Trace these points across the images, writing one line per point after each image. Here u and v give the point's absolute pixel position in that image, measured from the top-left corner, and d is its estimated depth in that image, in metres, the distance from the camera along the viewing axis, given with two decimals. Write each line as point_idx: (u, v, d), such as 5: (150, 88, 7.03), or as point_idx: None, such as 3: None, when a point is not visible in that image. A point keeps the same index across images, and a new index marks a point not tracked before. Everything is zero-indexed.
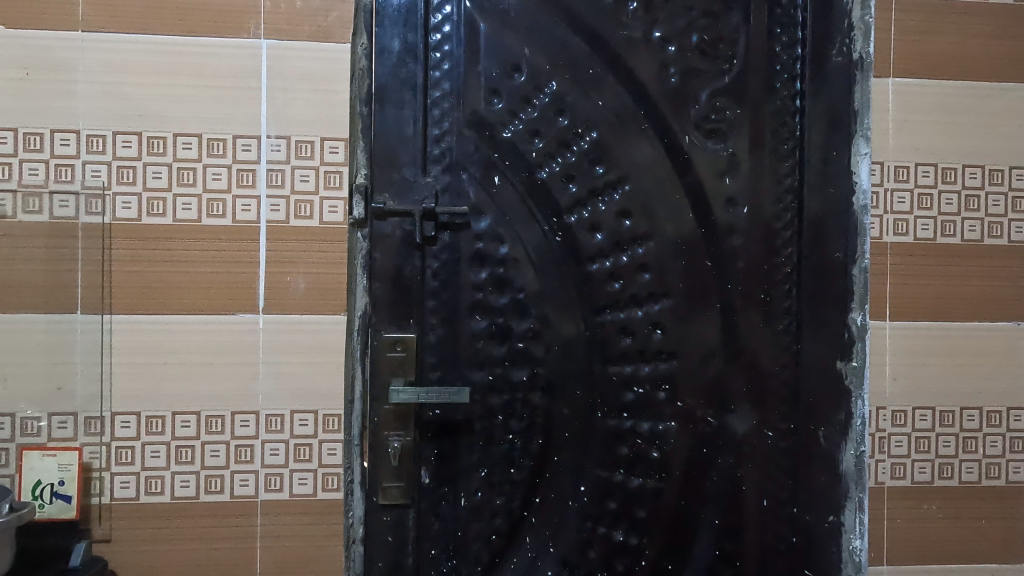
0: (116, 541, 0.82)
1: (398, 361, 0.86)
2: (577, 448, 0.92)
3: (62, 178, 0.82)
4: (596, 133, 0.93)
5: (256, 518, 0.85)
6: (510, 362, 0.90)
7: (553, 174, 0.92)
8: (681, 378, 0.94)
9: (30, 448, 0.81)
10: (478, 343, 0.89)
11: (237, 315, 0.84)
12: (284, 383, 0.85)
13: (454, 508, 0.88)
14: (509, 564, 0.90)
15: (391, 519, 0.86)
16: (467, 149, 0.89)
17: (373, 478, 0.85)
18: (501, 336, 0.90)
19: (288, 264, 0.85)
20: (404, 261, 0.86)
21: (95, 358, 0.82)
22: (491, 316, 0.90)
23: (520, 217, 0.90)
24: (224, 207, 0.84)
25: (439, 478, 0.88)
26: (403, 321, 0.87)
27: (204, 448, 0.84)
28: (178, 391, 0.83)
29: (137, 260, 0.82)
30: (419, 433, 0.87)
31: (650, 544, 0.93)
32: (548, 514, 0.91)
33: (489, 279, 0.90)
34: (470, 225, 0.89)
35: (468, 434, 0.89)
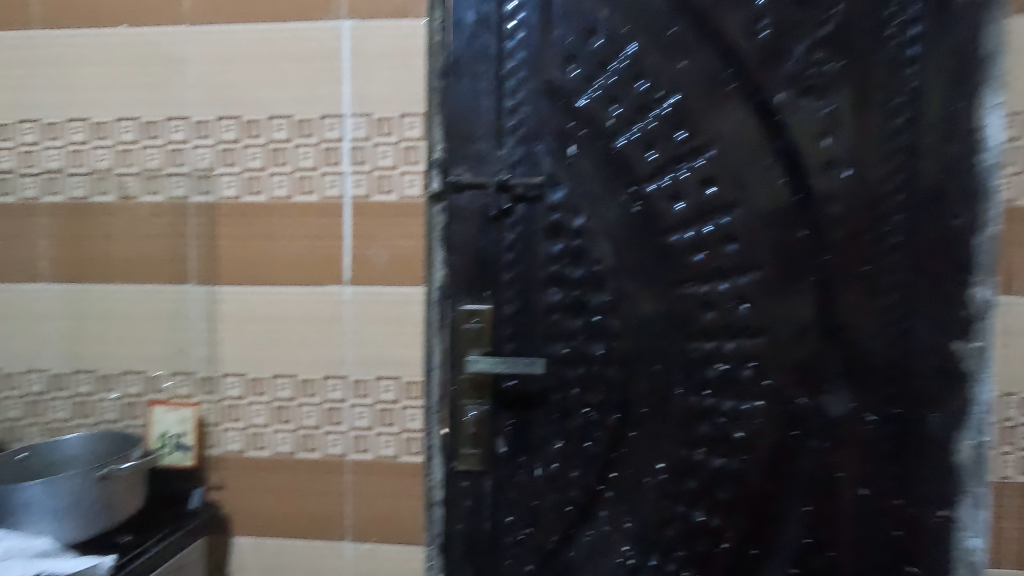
0: (227, 489, 0.91)
1: (475, 332, 0.88)
2: (654, 424, 0.89)
3: (176, 161, 0.90)
4: (678, 96, 0.88)
5: (345, 474, 0.90)
6: (586, 335, 0.89)
7: (631, 141, 0.89)
8: (769, 356, 0.88)
9: (156, 403, 0.91)
10: (553, 315, 0.89)
11: (325, 287, 0.89)
12: (369, 351, 0.89)
13: (530, 477, 0.89)
14: (582, 538, 0.90)
15: (469, 485, 0.89)
16: (542, 119, 0.88)
17: (451, 445, 0.88)
18: (577, 309, 0.89)
19: (370, 237, 0.88)
20: (482, 233, 0.88)
21: (207, 324, 0.91)
22: (567, 288, 0.89)
23: (597, 188, 0.89)
24: (314, 184, 0.89)
25: (515, 447, 0.89)
26: (479, 292, 0.88)
27: (299, 409, 0.90)
28: (276, 357, 0.90)
29: (239, 235, 0.90)
30: (495, 403, 0.89)
31: (731, 527, 0.90)
32: (623, 490, 0.90)
33: (564, 252, 0.89)
34: (545, 197, 0.89)
35: (544, 405, 0.89)
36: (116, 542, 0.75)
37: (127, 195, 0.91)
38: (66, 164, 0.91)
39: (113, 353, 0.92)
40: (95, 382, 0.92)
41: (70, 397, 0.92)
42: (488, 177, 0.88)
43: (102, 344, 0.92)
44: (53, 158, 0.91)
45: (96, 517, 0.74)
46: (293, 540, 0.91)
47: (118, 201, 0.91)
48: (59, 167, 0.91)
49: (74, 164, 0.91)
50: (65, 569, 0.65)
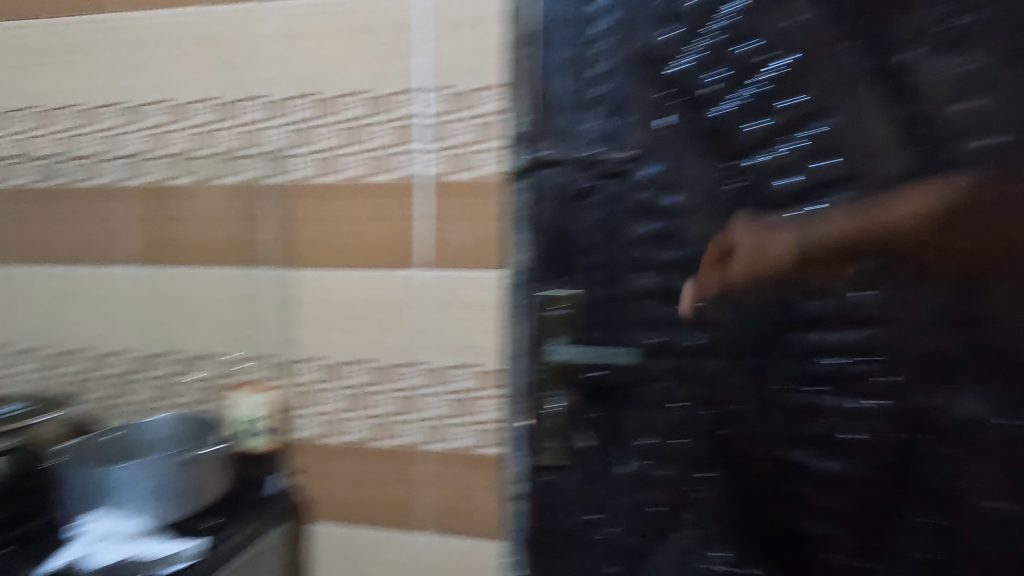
0: (304, 474, 0.90)
1: (558, 319, 0.82)
2: (755, 419, 0.80)
3: (251, 142, 0.88)
4: (793, 55, 0.73)
5: (422, 464, 0.88)
6: (679, 323, 0.81)
7: (728, 112, 0.77)
8: (890, 349, 0.74)
9: (235, 387, 0.89)
10: (643, 302, 0.81)
11: (404, 271, 0.86)
12: (447, 337, 0.86)
13: (616, 475, 0.83)
14: (673, 541, 0.84)
15: (551, 480, 0.83)
16: (631, 87, 0.79)
17: (533, 437, 0.84)
18: (669, 295, 0.81)
19: (450, 218, 0.85)
20: (565, 213, 0.81)
21: (284, 308, 0.89)
22: (658, 273, 0.81)
23: (694, 162, 0.79)
24: (391, 163, 0.85)
25: (602, 441, 0.83)
26: (561, 276, 0.82)
27: (377, 395, 0.88)
28: (352, 341, 0.88)
29: (316, 218, 0.87)
30: (579, 395, 0.82)
31: (845, 542, 0.77)
32: (719, 491, 0.82)
33: (654, 233, 0.81)
34: (635, 173, 0.80)
35: (632, 398, 0.82)
36: (202, 525, 0.75)
37: (205, 177, 0.90)
38: (147, 147, 0.91)
39: (194, 336, 0.92)
40: (180, 363, 0.93)
41: (155, 379, 0.94)
42: (573, 152, 0.80)
43: (184, 327, 0.92)
44: (133, 142, 0.91)
45: (184, 501, 0.74)
46: (370, 530, 0.89)
47: (197, 183, 0.90)
48: (140, 151, 0.91)
49: (154, 147, 0.91)
50: (158, 552, 0.67)
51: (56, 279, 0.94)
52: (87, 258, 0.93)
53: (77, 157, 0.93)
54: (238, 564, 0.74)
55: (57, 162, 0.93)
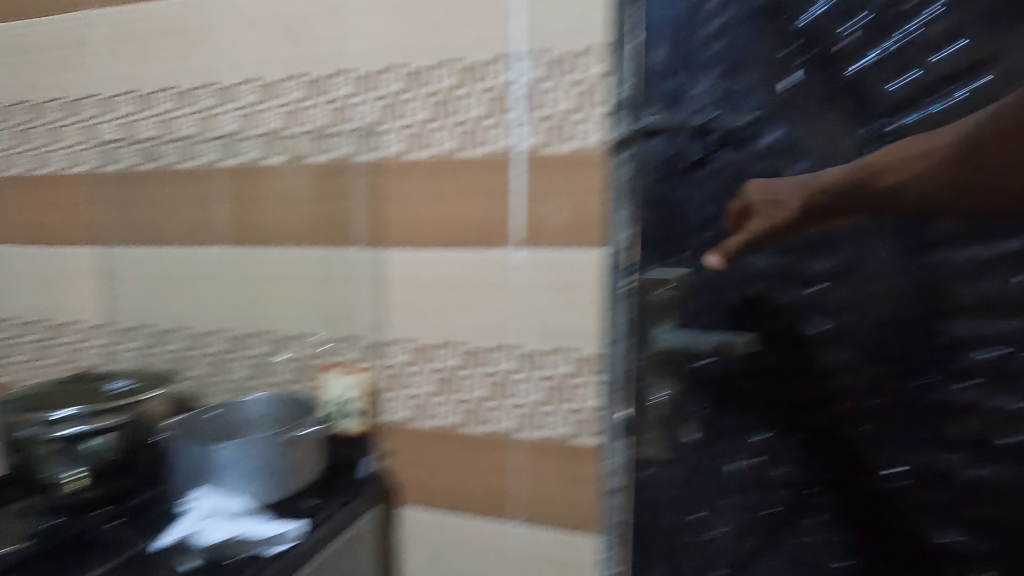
0: (395, 458, 0.89)
1: (661, 303, 0.77)
2: (857, 407, 0.73)
3: (341, 118, 0.86)
4: (942, 6, 0.65)
5: (514, 453, 0.84)
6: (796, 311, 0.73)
7: (868, 67, 0.67)
8: (952, 314, 0.68)
9: (331, 366, 0.89)
10: (756, 287, 0.74)
11: (496, 249, 0.81)
12: (543, 320, 0.81)
13: (722, 469, 0.78)
14: (791, 543, 0.76)
15: (654, 472, 0.80)
16: (749, 49, 0.72)
17: (633, 427, 0.79)
18: (786, 280, 0.73)
19: (546, 192, 0.79)
20: (672, 189, 0.76)
21: (375, 289, 0.88)
22: (773, 255, 0.74)
23: (819, 132, 0.70)
24: (485, 135, 0.80)
25: (708, 433, 0.78)
26: (666, 257, 0.77)
27: (469, 379, 0.84)
28: (443, 323, 0.85)
29: (406, 195, 0.84)
30: (684, 383, 0.77)
31: (945, 524, 0.72)
32: (841, 488, 0.74)
33: (770, 212, 0.73)
34: (753, 145, 0.73)
35: (740, 390, 0.76)
36: (299, 507, 0.75)
37: (297, 156, 0.89)
38: (241, 127, 0.91)
39: (286, 316, 0.92)
40: (272, 343, 0.93)
41: (249, 358, 0.95)
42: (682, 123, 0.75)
43: (277, 307, 0.92)
44: (229, 121, 0.91)
45: (283, 482, 0.74)
46: (462, 517, 0.87)
47: (289, 162, 0.89)
48: (234, 130, 0.91)
49: (248, 126, 0.91)
50: (260, 534, 0.67)
51: (159, 259, 0.97)
52: (186, 238, 0.95)
53: (176, 138, 0.94)
54: (331, 551, 0.73)
55: (159, 145, 0.95)
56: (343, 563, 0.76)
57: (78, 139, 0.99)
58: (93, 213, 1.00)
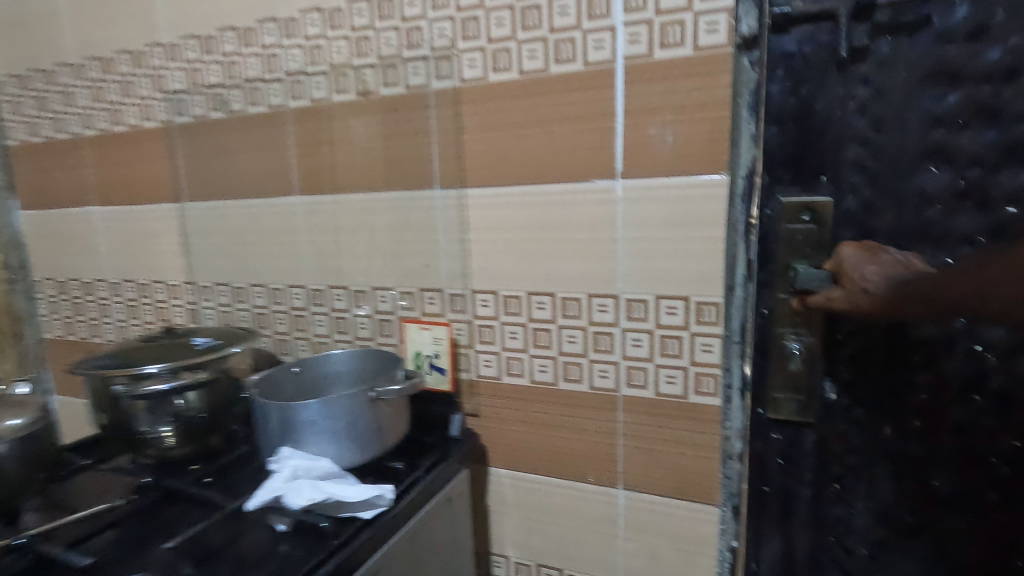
0: (483, 416, 0.82)
1: (802, 235, 0.64)
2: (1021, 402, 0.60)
3: (413, 42, 0.77)
4: None
5: (616, 413, 0.75)
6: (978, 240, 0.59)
7: None
8: None
9: (409, 321, 0.84)
10: (930, 212, 0.60)
11: (593, 182, 0.70)
12: (651, 262, 0.69)
13: (872, 429, 0.65)
14: (954, 513, 0.64)
15: (785, 433, 0.69)
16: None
17: (761, 383, 0.69)
18: (968, 201, 0.58)
19: (650, 111, 0.66)
20: (817, 96, 0.62)
21: (455, 234, 0.79)
22: (953, 168, 0.58)
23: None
24: (575, 48, 0.68)
25: (854, 390, 0.65)
26: (811, 181, 0.64)
27: (562, 332, 0.75)
28: (532, 269, 0.75)
29: (486, 126, 0.74)
30: (825, 333, 0.65)
31: None
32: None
33: (958, 111, 0.57)
34: (927, 32, 0.57)
35: (898, 342, 0.63)
36: (389, 468, 0.70)
37: (366, 89, 0.81)
38: (306, 63, 0.83)
39: (362, 268, 0.86)
40: (348, 298, 0.88)
41: (327, 313, 0.90)
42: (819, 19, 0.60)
43: (354, 257, 0.87)
44: (293, 58, 0.84)
45: (369, 442, 0.68)
46: (558, 480, 0.80)
47: (358, 98, 0.81)
48: (299, 67, 0.84)
49: (313, 61, 0.83)
50: (348, 497, 0.60)
51: (235, 212, 0.94)
52: (260, 189, 0.91)
53: (242, 83, 0.88)
54: (423, 516, 0.68)
55: (226, 91, 0.90)
56: (435, 529, 0.71)
57: (148, 92, 0.96)
58: (168, 169, 0.98)
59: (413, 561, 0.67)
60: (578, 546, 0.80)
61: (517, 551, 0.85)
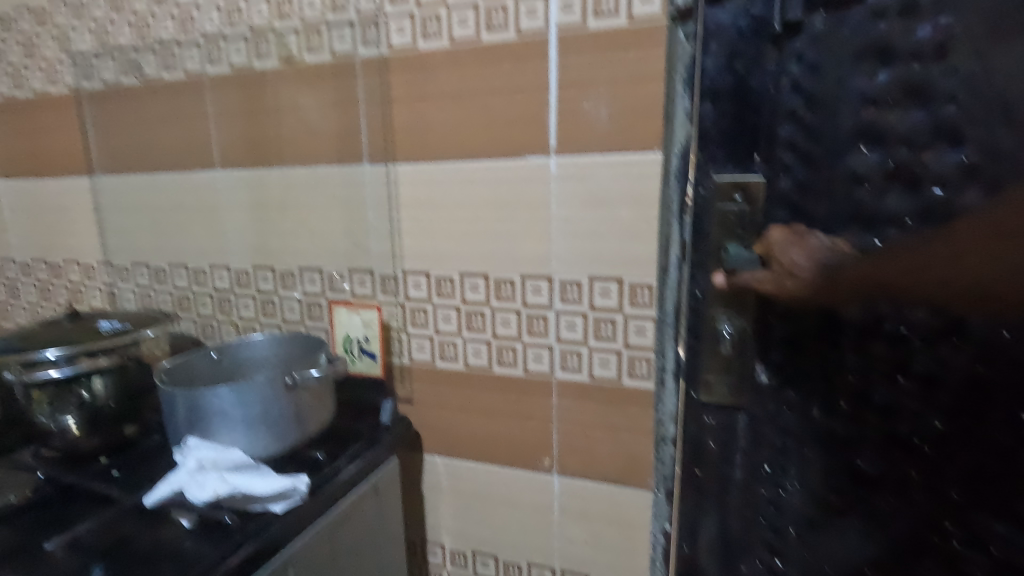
0: (417, 402, 0.79)
1: (736, 217, 0.39)
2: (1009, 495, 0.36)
3: (337, 6, 0.72)
4: None
5: (549, 397, 0.73)
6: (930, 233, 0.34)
7: None
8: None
9: (337, 304, 0.80)
10: (861, 192, 0.36)
11: (526, 158, 0.67)
12: (586, 242, 0.67)
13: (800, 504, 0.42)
14: None
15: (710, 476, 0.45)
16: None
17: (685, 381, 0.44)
18: (904, 178, 0.35)
19: (584, 84, 0.64)
20: (750, 67, 0.37)
21: (385, 212, 0.75)
22: (890, 141, 0.35)
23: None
24: (506, 15, 0.64)
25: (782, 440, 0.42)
26: (743, 156, 0.38)
27: (495, 315, 0.73)
28: (464, 249, 0.72)
29: (416, 98, 0.70)
30: (760, 341, 0.41)
31: None
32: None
33: (901, 81, 0.34)
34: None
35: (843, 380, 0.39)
36: (310, 458, 0.67)
37: (289, 56, 0.75)
38: (223, 25, 0.77)
39: (290, 247, 0.82)
40: (275, 279, 0.83)
41: (253, 295, 0.85)
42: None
43: (280, 236, 0.82)
44: (210, 19, 0.77)
45: (288, 431, 0.65)
46: (492, 466, 0.78)
47: (281, 65, 0.76)
48: (217, 30, 0.77)
49: (231, 23, 0.77)
50: (257, 491, 0.56)
51: (153, 187, 0.87)
52: (179, 162, 0.84)
53: (155, 46, 0.81)
54: (345, 505, 0.65)
55: (138, 54, 0.83)
56: (359, 518, 0.68)
57: (53, 54, 0.88)
58: (78, 139, 0.90)
59: (334, 553, 0.64)
60: (513, 532, 0.79)
61: (451, 539, 0.83)
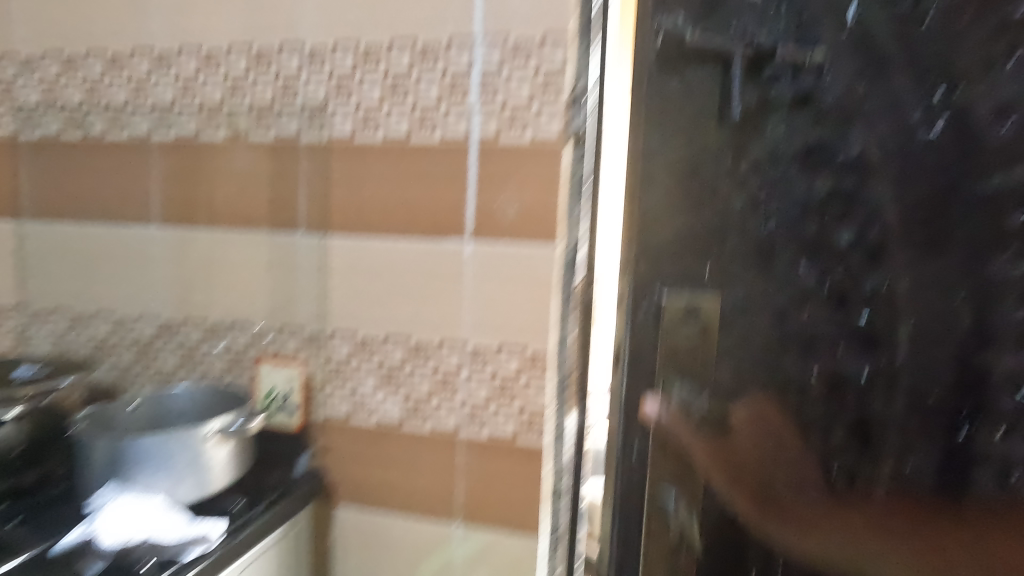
0: (332, 455, 0.85)
1: (669, 351, 0.79)
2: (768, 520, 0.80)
3: (287, 95, 0.81)
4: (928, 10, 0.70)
5: (456, 451, 0.80)
6: (943, 305, 0.74)
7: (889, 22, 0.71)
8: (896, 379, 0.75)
9: (263, 359, 0.85)
10: (798, 305, 0.77)
11: (446, 240, 0.78)
12: (493, 317, 0.78)
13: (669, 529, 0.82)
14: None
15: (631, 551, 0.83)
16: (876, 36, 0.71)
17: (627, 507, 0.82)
18: (828, 296, 0.76)
19: (498, 185, 0.76)
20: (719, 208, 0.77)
21: (316, 276, 0.83)
22: (821, 259, 0.76)
23: (874, 101, 0.72)
24: (436, 122, 0.76)
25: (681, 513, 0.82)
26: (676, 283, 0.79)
27: (411, 376, 0.81)
28: (388, 316, 0.81)
29: (353, 181, 0.80)
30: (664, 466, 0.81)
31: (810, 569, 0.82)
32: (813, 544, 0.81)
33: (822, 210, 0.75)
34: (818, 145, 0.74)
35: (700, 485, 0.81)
36: (224, 508, 0.70)
37: (238, 131, 0.83)
38: (177, 97, 0.84)
39: (220, 302, 0.86)
40: (202, 332, 0.87)
41: (176, 346, 0.88)
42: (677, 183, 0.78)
43: (211, 292, 0.86)
44: (165, 91, 0.84)
45: (207, 479, 0.69)
46: (398, 517, 0.83)
47: (229, 138, 0.83)
48: (170, 101, 0.84)
49: (184, 98, 0.84)
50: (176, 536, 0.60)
51: (83, 235, 0.90)
52: (116, 215, 0.88)
53: (106, 107, 0.87)
54: (252, 555, 0.69)
55: (86, 113, 0.88)
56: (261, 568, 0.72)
57: None
58: (8, 184, 0.92)
59: None
60: None
61: None
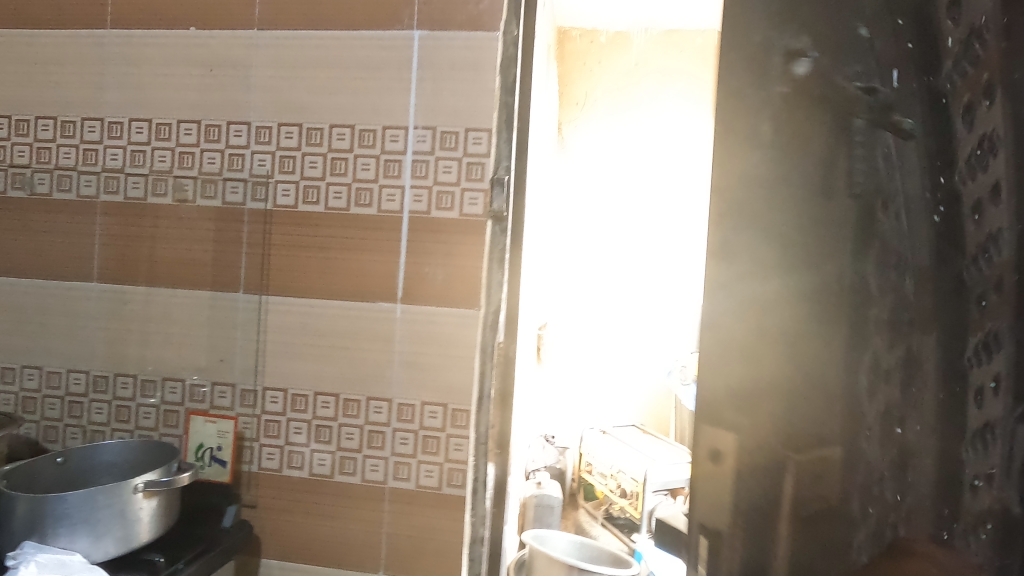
0: (260, 508, 0.87)
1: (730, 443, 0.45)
2: None
3: (234, 166, 0.88)
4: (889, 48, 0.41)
5: (382, 502, 0.85)
6: (919, 522, 0.40)
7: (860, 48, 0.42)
8: None
9: (195, 413, 0.88)
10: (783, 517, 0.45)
11: (377, 303, 0.85)
12: (419, 374, 0.84)
13: None
14: None
15: None
16: (844, 44, 0.43)
17: None
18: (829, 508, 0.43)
19: (426, 255, 0.84)
20: None
21: (252, 334, 0.88)
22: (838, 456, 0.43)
23: (879, 175, 0.41)
24: (372, 197, 0.85)
25: None
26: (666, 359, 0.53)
27: (341, 430, 0.86)
28: (321, 372, 0.86)
29: (292, 246, 0.87)
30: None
31: None
32: None
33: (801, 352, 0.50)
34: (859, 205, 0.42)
35: None
36: (149, 561, 0.73)
37: (184, 197, 0.89)
38: (126, 163, 0.90)
39: (155, 358, 0.89)
40: (135, 387, 0.90)
41: (107, 401, 0.90)
42: None
43: (147, 348, 0.89)
44: (114, 157, 0.90)
45: (132, 533, 0.71)
46: (324, 568, 0.86)
47: (175, 204, 0.89)
48: (119, 167, 0.90)
49: (133, 164, 0.89)
50: None
51: (18, 291, 0.91)
52: (54, 272, 0.91)
53: (52, 168, 0.91)
54: None
55: (32, 173, 0.91)
56: None
57: None
58: None
59: None
60: None
61: None
